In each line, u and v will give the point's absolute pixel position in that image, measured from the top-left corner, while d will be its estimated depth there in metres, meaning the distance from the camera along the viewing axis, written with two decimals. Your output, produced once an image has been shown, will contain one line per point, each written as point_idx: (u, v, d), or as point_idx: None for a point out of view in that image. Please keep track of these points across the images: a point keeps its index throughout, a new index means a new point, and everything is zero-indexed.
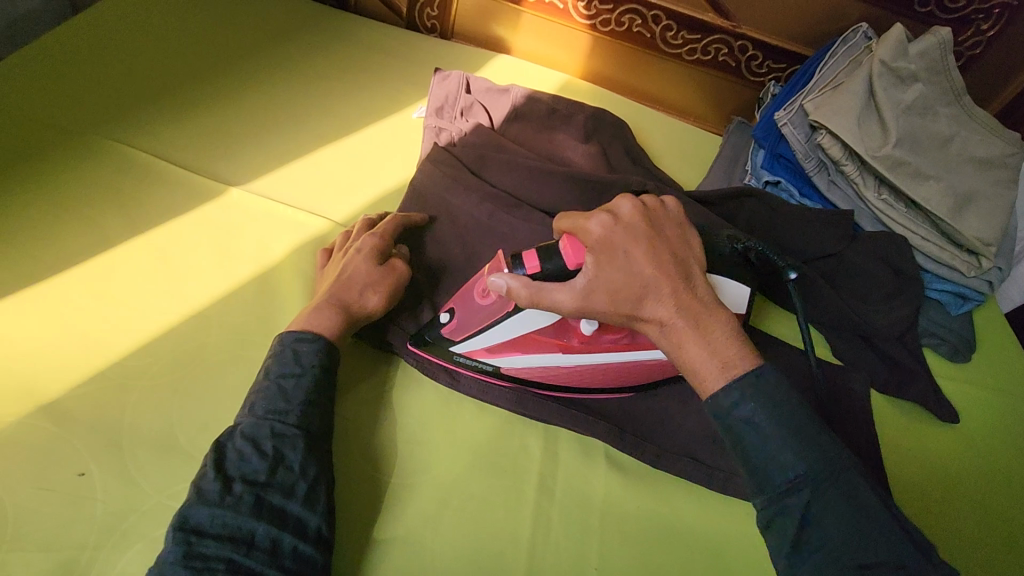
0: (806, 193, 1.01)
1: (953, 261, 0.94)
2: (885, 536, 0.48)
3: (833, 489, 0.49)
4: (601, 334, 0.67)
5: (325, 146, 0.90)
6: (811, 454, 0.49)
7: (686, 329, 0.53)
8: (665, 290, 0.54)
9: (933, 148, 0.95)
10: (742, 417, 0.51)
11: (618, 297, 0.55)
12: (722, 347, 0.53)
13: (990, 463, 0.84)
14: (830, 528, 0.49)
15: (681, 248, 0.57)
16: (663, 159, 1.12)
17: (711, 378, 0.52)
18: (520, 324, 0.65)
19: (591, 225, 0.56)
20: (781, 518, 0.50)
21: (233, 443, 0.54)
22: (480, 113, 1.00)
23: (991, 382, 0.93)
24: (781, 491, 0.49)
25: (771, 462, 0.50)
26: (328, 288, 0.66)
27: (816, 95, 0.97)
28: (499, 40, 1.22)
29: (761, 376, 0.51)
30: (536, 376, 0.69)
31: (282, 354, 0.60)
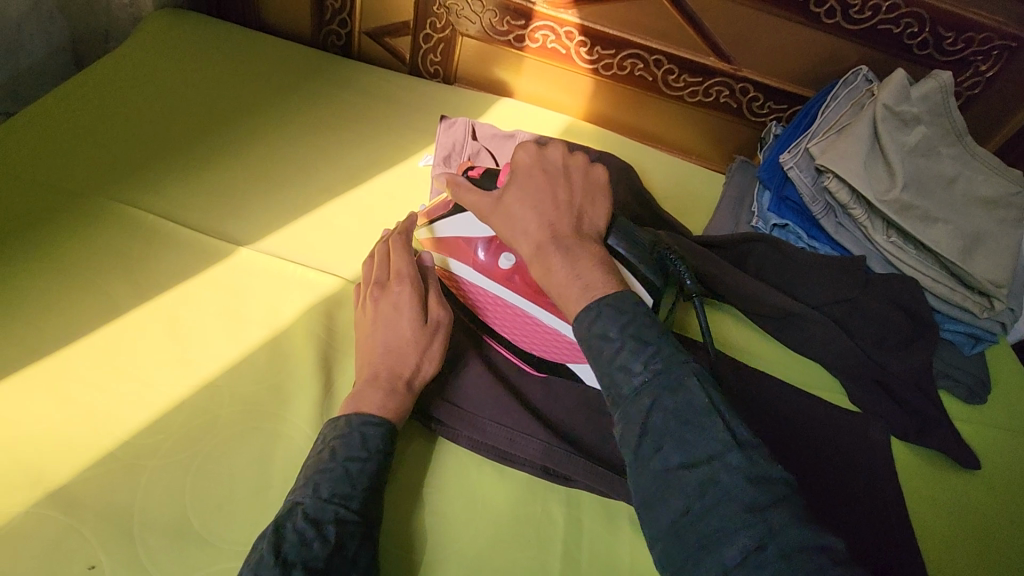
0: (814, 235, 1.01)
1: (964, 303, 0.94)
2: (709, 435, 0.51)
3: (668, 392, 0.54)
4: (513, 274, 0.72)
5: (333, 199, 0.89)
6: (652, 362, 0.55)
7: (557, 251, 0.63)
8: (550, 218, 0.66)
9: (939, 188, 0.96)
10: (599, 331, 0.58)
11: (513, 218, 0.67)
12: (585, 272, 0.62)
13: (1016, 510, 0.83)
14: (665, 429, 0.52)
15: (581, 199, 0.69)
16: (669, 201, 1.12)
17: (568, 291, 0.62)
18: (462, 225, 0.75)
19: (519, 157, 0.71)
20: (626, 423, 0.54)
21: (298, 525, 0.52)
22: (487, 158, 0.99)
23: (1011, 424, 0.92)
24: (627, 397, 0.55)
25: (617, 368, 0.56)
26: (378, 361, 0.65)
27: (821, 139, 0.97)
28: (501, 83, 1.23)
29: (618, 299, 0.60)
30: (456, 287, 0.78)
31: (352, 437, 0.59)
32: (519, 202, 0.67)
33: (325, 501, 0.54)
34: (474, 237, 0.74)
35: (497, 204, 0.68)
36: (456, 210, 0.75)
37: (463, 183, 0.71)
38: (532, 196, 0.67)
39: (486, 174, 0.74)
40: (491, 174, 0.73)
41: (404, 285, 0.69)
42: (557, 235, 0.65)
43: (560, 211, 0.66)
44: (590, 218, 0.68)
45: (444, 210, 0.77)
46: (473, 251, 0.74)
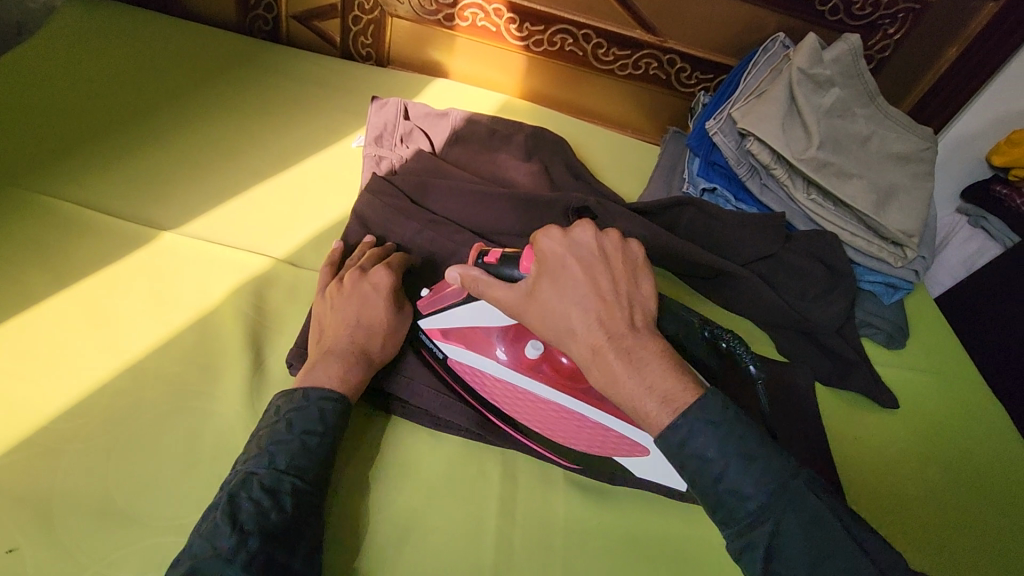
0: (740, 197, 1.05)
1: (880, 254, 0.99)
2: (841, 549, 0.51)
3: (792, 515, 0.50)
4: (541, 363, 0.68)
5: (264, 182, 0.88)
6: (765, 481, 0.50)
7: (618, 362, 0.53)
8: (599, 316, 0.54)
9: (854, 147, 1.00)
10: (699, 455, 0.51)
11: (554, 317, 0.56)
12: (656, 383, 0.53)
13: (931, 443, 0.89)
14: (792, 551, 0.50)
15: (626, 285, 0.56)
16: (604, 172, 1.15)
17: (646, 408, 0.53)
18: (474, 314, 0.69)
19: (543, 243, 0.58)
20: (751, 551, 0.50)
21: (253, 495, 0.53)
22: (420, 138, 1.01)
23: (924, 365, 0.99)
24: (746, 523, 0.50)
25: (730, 492, 0.51)
26: (345, 335, 0.66)
27: (742, 103, 1.01)
28: (436, 64, 1.23)
29: (704, 406, 0.51)
30: (473, 381, 0.71)
31: (309, 412, 0.60)
32: (556, 301, 0.56)
33: (281, 472, 0.56)
34: (492, 328, 0.69)
35: (529, 297, 0.58)
36: (466, 300, 0.68)
37: (482, 275, 0.62)
38: (569, 286, 0.55)
39: (503, 262, 0.64)
40: (507, 261, 0.63)
41: (388, 275, 0.72)
42: (613, 338, 0.53)
43: (608, 301, 0.55)
44: (643, 303, 0.57)
45: (451, 296, 0.70)
46: (494, 344, 0.69)
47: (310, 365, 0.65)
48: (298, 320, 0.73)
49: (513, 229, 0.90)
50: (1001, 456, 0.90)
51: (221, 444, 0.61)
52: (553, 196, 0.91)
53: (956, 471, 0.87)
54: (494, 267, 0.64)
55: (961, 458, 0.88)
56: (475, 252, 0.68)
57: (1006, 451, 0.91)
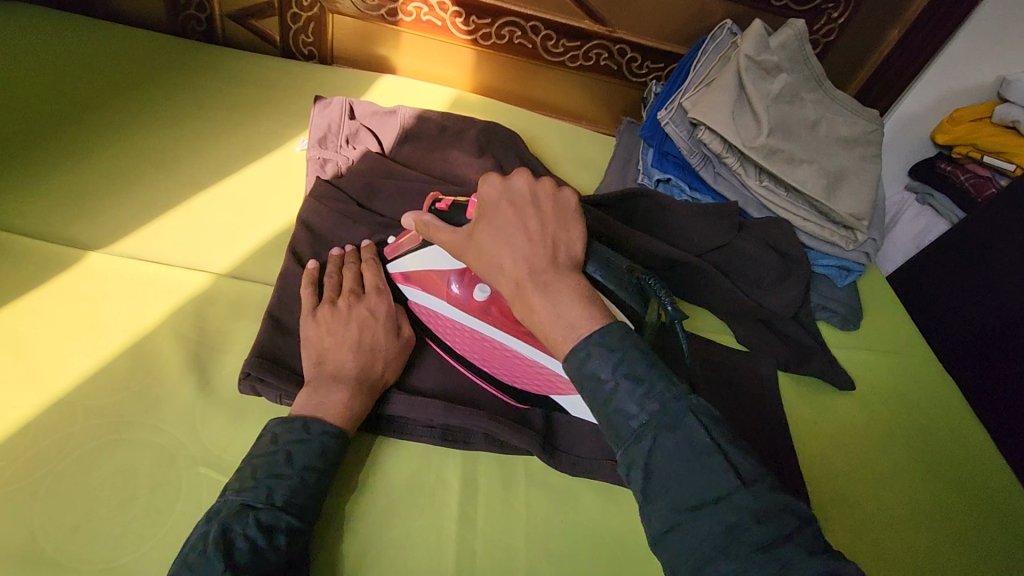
0: (695, 186, 1.05)
1: (832, 238, 1.00)
2: (714, 471, 0.47)
3: (669, 432, 0.49)
4: (489, 306, 0.69)
5: (200, 192, 0.84)
6: (651, 402, 0.50)
7: (534, 291, 0.55)
8: (523, 250, 0.56)
9: (803, 132, 1.01)
10: (591, 374, 0.51)
11: (485, 255, 0.58)
12: (568, 312, 0.54)
13: (887, 422, 0.91)
14: (667, 470, 0.48)
15: (556, 228, 0.58)
16: (560, 165, 1.13)
17: (556, 335, 0.54)
18: (429, 259, 0.71)
19: (484, 187, 0.61)
20: (630, 467, 0.49)
21: (250, 533, 0.52)
22: (367, 138, 0.98)
23: (876, 344, 1.01)
24: (628, 440, 0.50)
25: (617, 411, 0.50)
26: (348, 360, 0.65)
27: (692, 93, 1.01)
28: (382, 60, 1.19)
29: (605, 335, 0.52)
30: (431, 320, 0.74)
31: (311, 447, 0.59)
32: (489, 239, 0.58)
33: (278, 508, 0.55)
34: (445, 271, 0.71)
35: (468, 240, 0.61)
36: (421, 244, 0.71)
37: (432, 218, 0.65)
38: (500, 225, 0.58)
39: (455, 208, 0.67)
40: (458, 208, 0.67)
41: (383, 299, 0.72)
42: (534, 270, 0.55)
43: (533, 237, 0.57)
44: (569, 245, 0.58)
45: (411, 242, 0.73)
46: (446, 284, 0.71)
47: (313, 390, 0.63)
48: (242, 336, 0.70)
49: None
50: (951, 426, 0.93)
51: (159, 476, 0.58)
52: None
53: (910, 444, 0.89)
54: (446, 213, 0.67)
55: (915, 434, 0.91)
56: (430, 201, 0.71)
57: (956, 421, 0.94)
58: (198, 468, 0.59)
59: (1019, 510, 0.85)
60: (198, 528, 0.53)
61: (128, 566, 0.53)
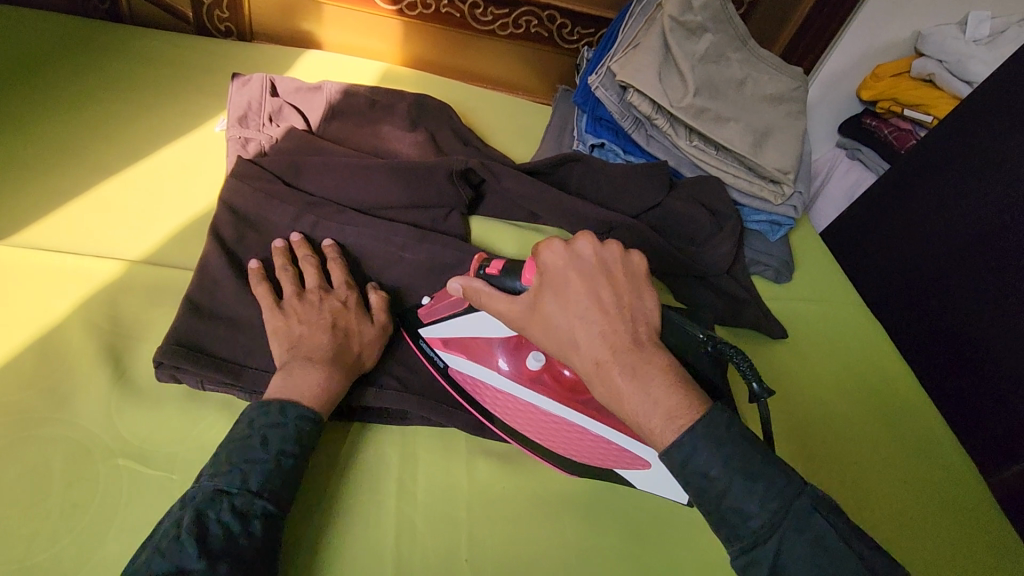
0: (629, 150, 1.06)
1: (762, 193, 1.02)
2: (849, 572, 0.48)
3: (799, 532, 0.49)
4: (543, 374, 0.68)
5: (110, 178, 0.80)
6: (771, 500, 0.50)
7: (622, 376, 0.53)
8: (601, 329, 0.55)
9: (730, 91, 1.03)
10: (699, 471, 0.51)
11: (558, 332, 0.57)
12: (662, 397, 0.53)
13: (819, 367, 0.95)
14: (798, 572, 0.49)
15: (629, 299, 0.57)
16: (495, 136, 1.11)
17: (654, 425, 0.53)
18: (473, 325, 0.70)
19: (546, 256, 0.59)
20: (754, 566, 0.50)
21: (223, 518, 0.52)
22: (291, 114, 0.95)
23: (809, 295, 1.05)
24: (750, 537, 0.50)
25: (735, 510, 0.51)
26: (325, 342, 0.66)
27: (620, 55, 1.00)
28: (306, 35, 1.16)
29: (708, 426, 0.51)
30: (473, 391, 0.70)
31: (287, 432, 0.59)
32: (561, 314, 0.57)
33: (253, 493, 0.54)
34: (494, 338, 0.70)
35: (534, 312, 0.59)
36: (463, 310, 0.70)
37: (485, 284, 0.64)
38: (571, 300, 0.57)
39: (504, 272, 0.65)
40: (508, 271, 0.65)
41: (351, 291, 0.73)
42: (617, 350, 0.54)
43: (610, 313, 0.56)
44: (646, 314, 0.57)
45: (451, 305, 0.71)
46: (496, 355, 0.70)
47: (287, 372, 0.63)
48: (162, 323, 0.68)
49: (400, 205, 0.87)
50: (878, 367, 0.98)
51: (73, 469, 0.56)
52: (434, 162, 0.88)
53: (841, 386, 0.94)
54: (495, 279, 0.66)
55: (845, 377, 0.95)
56: (476, 264, 0.71)
57: (881, 362, 0.99)
58: (116, 460, 0.57)
59: (940, 440, 0.91)
60: (172, 513, 0.53)
61: (42, 565, 0.51)
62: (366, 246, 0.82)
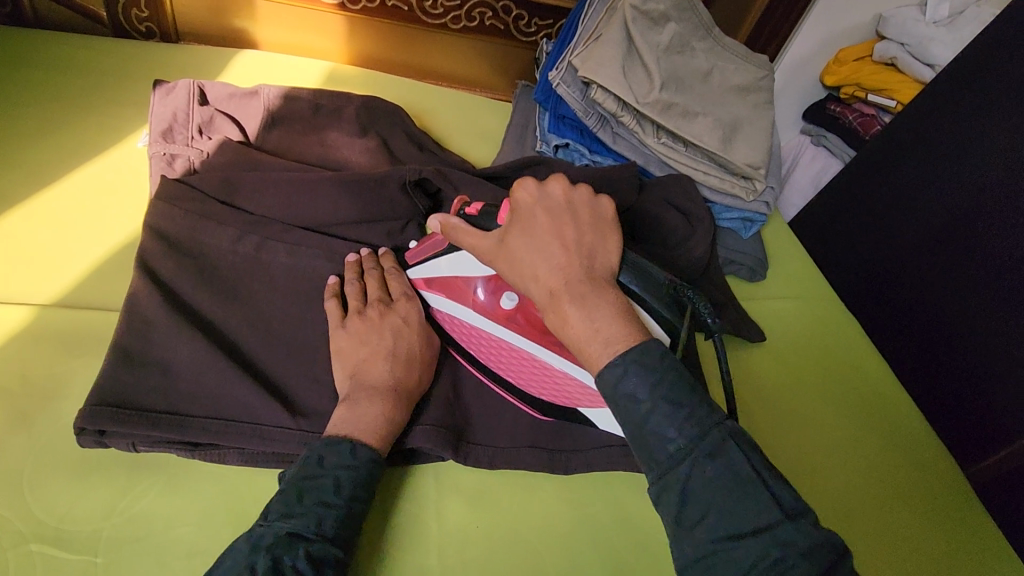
0: (595, 149, 1.01)
1: (733, 190, 0.98)
2: (759, 505, 0.47)
3: (711, 458, 0.48)
4: (516, 314, 0.69)
5: (17, 209, 0.73)
6: (697, 433, 0.49)
7: (569, 303, 0.53)
8: (558, 261, 0.55)
9: (696, 83, 0.99)
10: (628, 394, 0.50)
11: (518, 264, 0.57)
12: (604, 326, 0.52)
13: (800, 369, 0.92)
14: (707, 499, 0.48)
15: (592, 238, 0.57)
16: (452, 138, 1.05)
17: (593, 350, 0.52)
18: (452, 265, 0.70)
19: (519, 193, 0.59)
20: (667, 493, 0.49)
21: (301, 563, 0.50)
22: (223, 125, 0.87)
23: (783, 291, 1.03)
24: (669, 464, 0.49)
25: (658, 436, 0.50)
26: (385, 370, 0.64)
27: (581, 48, 0.93)
28: (243, 34, 1.07)
29: (644, 354, 0.51)
30: (454, 329, 0.73)
31: (358, 474, 0.57)
32: (523, 247, 0.57)
33: (325, 539, 0.53)
34: (472, 279, 0.70)
35: (499, 246, 0.59)
36: (444, 251, 0.70)
37: (460, 221, 0.64)
38: (535, 234, 0.57)
39: (484, 213, 0.64)
40: (487, 215, 0.64)
41: (412, 305, 0.71)
42: (570, 280, 0.54)
43: (569, 247, 0.55)
44: (605, 255, 0.57)
45: (433, 248, 0.72)
46: (472, 291, 0.70)
47: (350, 404, 0.61)
48: (83, 375, 0.61)
49: (352, 222, 0.80)
50: (858, 365, 0.96)
51: None
52: (386, 171, 0.81)
53: (822, 386, 0.91)
54: (475, 219, 0.65)
55: (827, 378, 0.93)
56: (457, 206, 0.72)
57: (860, 358, 0.97)
58: (29, 545, 0.51)
59: (921, 438, 0.89)
60: (240, 552, 0.50)
61: None
62: (316, 272, 0.74)
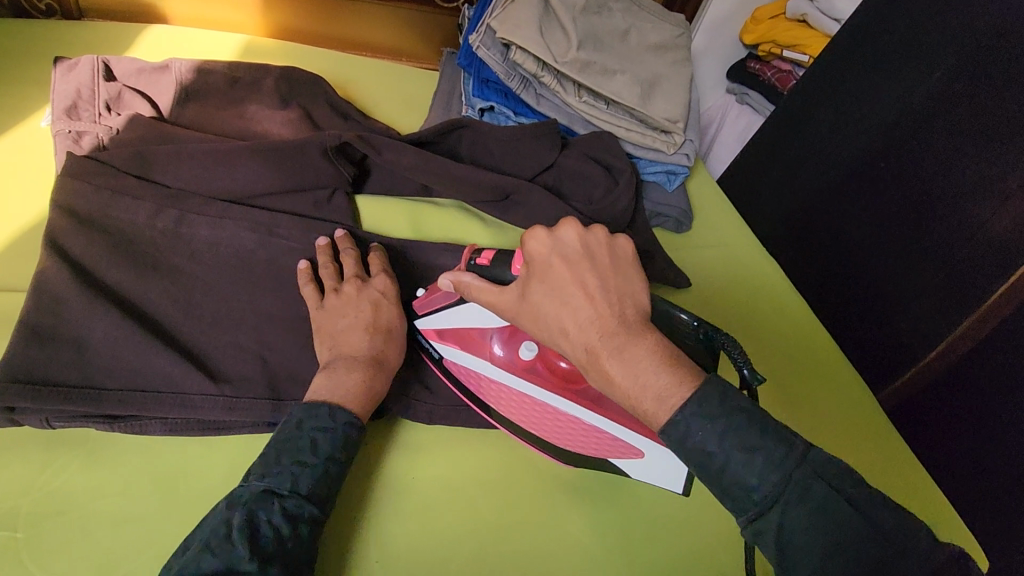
0: (520, 111, 1.02)
1: (655, 144, 1.02)
2: (851, 532, 0.47)
3: (801, 502, 0.47)
4: (535, 363, 0.71)
5: None
6: (777, 471, 0.47)
7: (612, 360, 0.50)
8: (587, 314, 0.51)
9: (615, 42, 1.02)
10: (697, 449, 0.48)
11: (546, 321, 0.54)
12: (650, 377, 0.49)
13: (725, 310, 0.98)
14: (802, 538, 0.47)
15: (616, 282, 0.53)
16: (378, 107, 1.04)
17: (645, 406, 0.50)
18: (466, 317, 0.72)
19: (531, 245, 0.56)
20: (759, 536, 0.48)
21: (275, 520, 0.51)
22: (133, 100, 0.84)
23: (709, 241, 1.07)
24: (757, 508, 0.48)
25: (738, 481, 0.48)
26: (364, 342, 0.65)
27: (499, 10, 0.94)
28: (151, 9, 1.03)
29: (701, 404, 0.48)
30: (469, 380, 0.73)
31: (337, 437, 0.58)
32: (547, 304, 0.53)
33: (303, 497, 0.54)
34: (487, 329, 0.72)
35: (522, 303, 0.57)
36: (454, 303, 0.71)
37: (471, 277, 0.63)
38: (558, 288, 0.53)
39: (494, 263, 0.65)
40: (502, 266, 0.64)
41: (388, 280, 0.73)
42: (606, 335, 0.50)
43: (597, 298, 0.52)
44: (634, 297, 0.53)
45: (443, 299, 0.72)
46: (489, 344, 0.72)
47: (329, 371, 0.63)
48: None
49: (274, 192, 0.79)
50: (779, 306, 1.02)
51: None
52: (306, 139, 0.80)
53: (748, 325, 0.97)
54: (490, 273, 0.65)
55: (751, 318, 0.98)
56: (466, 256, 0.70)
57: (781, 298, 1.03)
58: None
59: (840, 368, 0.96)
60: (219, 510, 0.51)
61: None
62: (238, 243, 0.74)
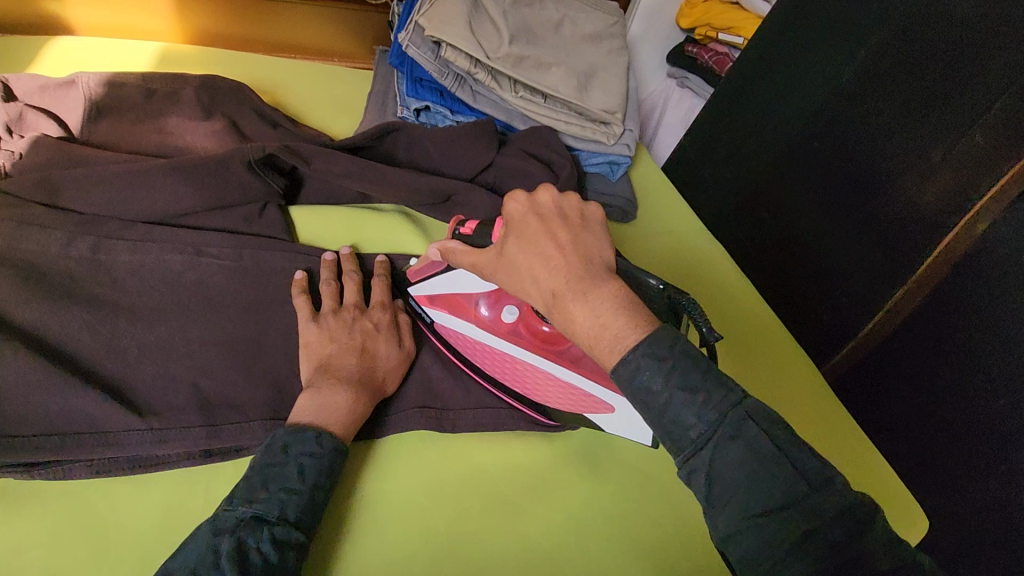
0: (456, 109, 1.00)
1: (594, 135, 1.01)
2: (785, 482, 0.45)
3: (733, 440, 0.46)
4: (518, 325, 0.73)
5: None
6: (711, 409, 0.47)
7: (574, 301, 0.51)
8: (554, 263, 0.52)
9: (548, 34, 1.01)
10: (641, 386, 0.48)
11: (517, 273, 0.56)
12: (609, 317, 0.50)
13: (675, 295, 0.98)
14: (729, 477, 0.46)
15: (587, 240, 0.54)
16: (310, 112, 1.01)
17: (600, 345, 0.50)
18: (454, 282, 0.74)
19: (509, 206, 0.58)
20: (692, 475, 0.47)
21: (265, 546, 0.50)
22: (37, 120, 0.80)
23: (655, 228, 1.08)
24: (692, 446, 0.47)
25: (675, 416, 0.47)
26: (352, 365, 0.66)
27: (426, 7, 0.92)
28: (55, 17, 0.97)
29: (651, 345, 0.48)
30: (458, 342, 0.77)
31: (323, 463, 0.58)
32: (521, 257, 0.55)
33: (290, 524, 0.53)
34: (473, 294, 0.74)
35: (499, 259, 0.58)
36: (444, 270, 0.73)
37: (457, 242, 0.66)
38: (530, 241, 0.55)
39: (478, 231, 0.65)
40: (484, 230, 0.65)
41: (385, 312, 0.73)
42: (569, 279, 0.51)
43: (565, 248, 0.53)
44: (604, 255, 0.54)
45: (433, 267, 0.74)
46: (476, 307, 0.74)
47: (312, 391, 0.62)
48: None
49: (198, 210, 0.75)
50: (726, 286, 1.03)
51: None
52: (229, 151, 0.76)
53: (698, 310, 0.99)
54: (472, 238, 0.65)
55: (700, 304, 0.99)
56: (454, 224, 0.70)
57: (727, 283, 1.04)
58: None
59: (788, 348, 0.97)
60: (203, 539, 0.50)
61: None
62: (162, 267, 0.70)
